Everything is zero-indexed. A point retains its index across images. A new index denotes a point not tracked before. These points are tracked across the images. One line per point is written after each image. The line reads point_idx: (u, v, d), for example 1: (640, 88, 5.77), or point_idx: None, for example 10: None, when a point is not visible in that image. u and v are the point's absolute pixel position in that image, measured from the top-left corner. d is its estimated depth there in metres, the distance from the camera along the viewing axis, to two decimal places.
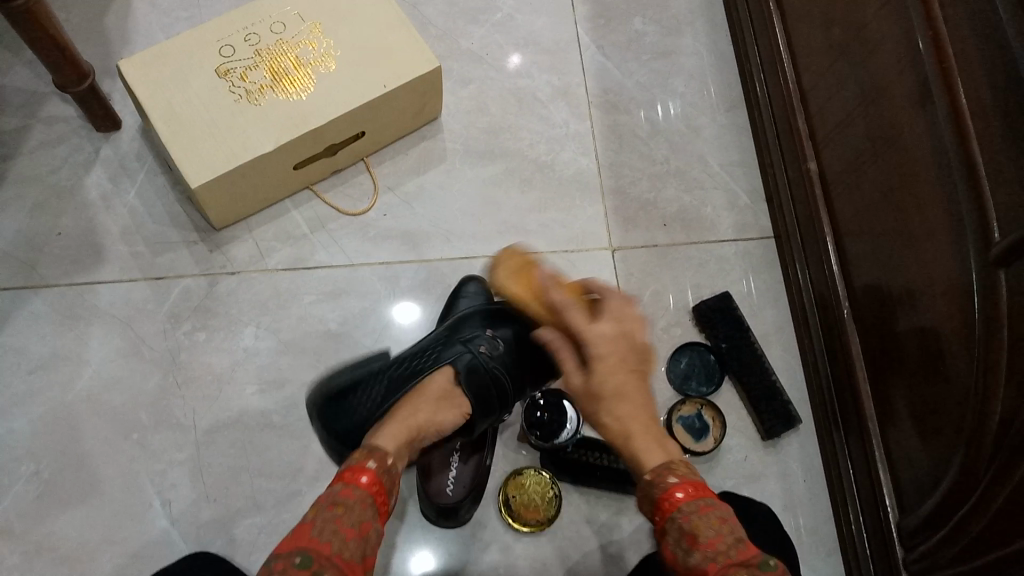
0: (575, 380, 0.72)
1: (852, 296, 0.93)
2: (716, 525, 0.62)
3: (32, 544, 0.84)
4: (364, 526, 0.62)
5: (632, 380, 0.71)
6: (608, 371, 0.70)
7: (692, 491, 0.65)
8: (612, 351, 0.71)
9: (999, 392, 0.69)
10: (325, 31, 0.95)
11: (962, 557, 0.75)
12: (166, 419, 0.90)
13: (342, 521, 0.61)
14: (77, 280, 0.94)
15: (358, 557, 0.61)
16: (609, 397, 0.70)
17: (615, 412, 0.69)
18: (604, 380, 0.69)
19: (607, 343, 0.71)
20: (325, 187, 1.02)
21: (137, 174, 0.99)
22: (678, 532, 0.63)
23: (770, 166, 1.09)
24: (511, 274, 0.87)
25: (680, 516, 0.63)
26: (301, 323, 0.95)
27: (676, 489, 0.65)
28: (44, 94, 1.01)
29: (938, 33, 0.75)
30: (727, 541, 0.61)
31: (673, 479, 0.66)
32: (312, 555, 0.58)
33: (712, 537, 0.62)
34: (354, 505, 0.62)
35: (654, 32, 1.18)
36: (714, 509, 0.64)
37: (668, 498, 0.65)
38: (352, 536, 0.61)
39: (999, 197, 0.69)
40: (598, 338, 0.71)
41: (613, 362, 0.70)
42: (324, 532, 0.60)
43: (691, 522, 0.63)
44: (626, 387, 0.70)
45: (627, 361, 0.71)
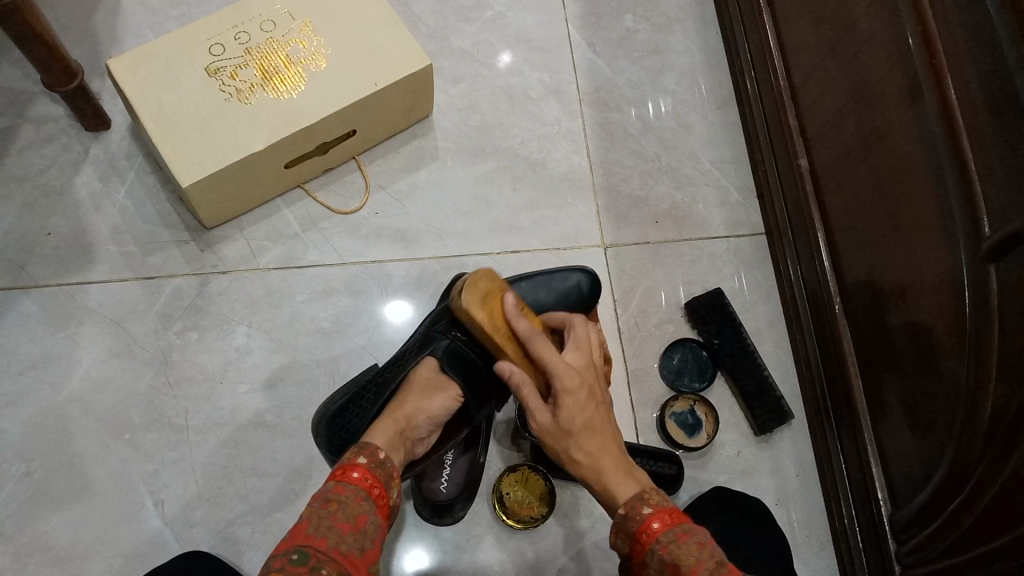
0: (543, 418, 0.66)
1: (843, 292, 0.93)
2: (696, 551, 0.59)
3: (23, 546, 0.83)
4: (362, 519, 0.61)
5: (598, 413, 0.67)
6: (575, 404, 0.66)
7: (668, 519, 0.61)
8: (580, 385, 0.66)
9: (991, 385, 0.70)
10: (316, 29, 0.94)
11: (954, 549, 0.76)
12: (159, 420, 0.89)
13: (337, 516, 0.60)
14: (67, 280, 0.93)
15: (358, 551, 0.60)
16: (579, 431, 0.66)
17: (586, 447, 0.66)
18: (575, 415, 0.65)
19: (573, 375, 0.66)
20: (317, 185, 1.01)
21: (127, 174, 0.98)
22: (660, 565, 0.59)
23: (761, 162, 1.10)
24: (474, 299, 0.73)
25: (659, 547, 0.60)
26: (294, 322, 0.95)
27: (652, 519, 0.61)
28: (32, 93, 1.00)
29: (927, 30, 0.76)
30: (709, 566, 0.58)
31: (648, 509, 0.62)
32: (309, 551, 0.57)
33: (692, 563, 0.58)
34: (349, 500, 0.62)
35: (644, 29, 1.19)
36: (691, 535, 0.60)
37: (645, 530, 0.61)
38: (349, 531, 0.60)
39: (989, 192, 0.70)
40: (565, 369, 0.67)
41: (580, 395, 0.66)
42: (320, 528, 0.59)
43: (670, 552, 0.59)
44: (595, 420, 0.67)
45: (594, 393, 0.67)
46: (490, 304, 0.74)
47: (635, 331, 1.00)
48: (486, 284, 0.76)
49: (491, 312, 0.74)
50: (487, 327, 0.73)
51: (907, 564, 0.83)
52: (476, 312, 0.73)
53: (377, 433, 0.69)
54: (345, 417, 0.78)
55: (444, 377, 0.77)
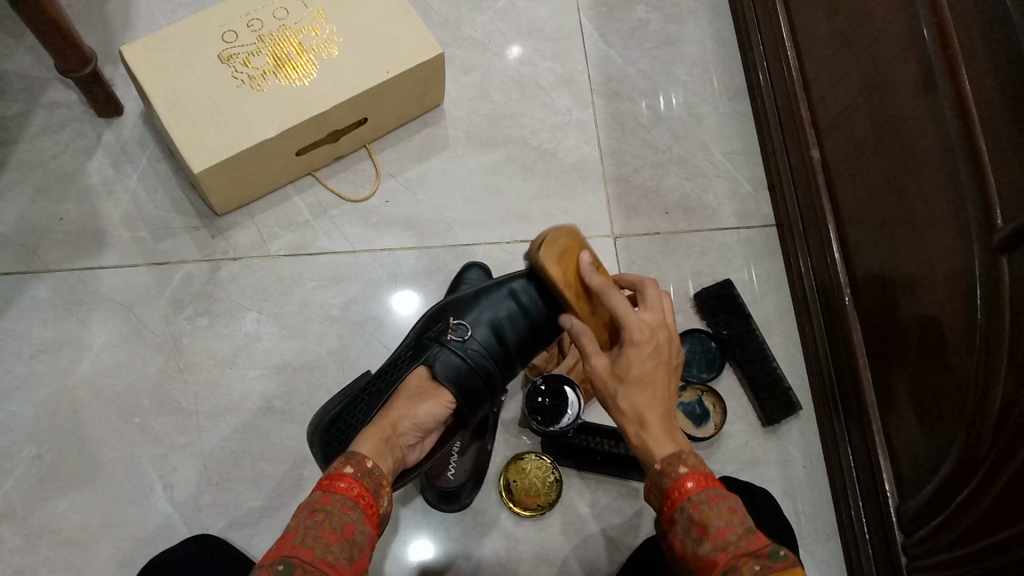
0: (600, 361, 0.68)
1: (853, 285, 0.93)
2: (726, 517, 0.57)
3: (35, 526, 0.84)
4: (349, 528, 0.60)
5: (661, 371, 0.66)
6: (638, 354, 0.65)
7: (703, 481, 0.60)
8: (648, 339, 0.66)
9: (1000, 378, 0.70)
10: (329, 17, 0.94)
11: (960, 542, 0.76)
12: (169, 404, 0.90)
13: (324, 526, 0.59)
14: (79, 265, 0.94)
15: (345, 561, 0.59)
16: (632, 380, 0.65)
17: (635, 395, 0.64)
18: (634, 364, 0.65)
19: (641, 326, 0.67)
20: (327, 173, 1.02)
21: (139, 160, 0.99)
22: (687, 522, 0.58)
23: (772, 154, 1.09)
24: (551, 254, 0.74)
25: (689, 505, 0.58)
26: (303, 309, 0.95)
27: (686, 479, 0.59)
28: (47, 79, 1.01)
29: (943, 20, 0.75)
30: (737, 531, 0.56)
31: (683, 468, 0.60)
32: (294, 563, 0.56)
33: (722, 527, 0.57)
34: (336, 509, 0.61)
35: (656, 19, 1.18)
36: (724, 501, 0.59)
37: (677, 488, 0.59)
38: (335, 541, 0.59)
39: (1003, 184, 0.69)
40: (638, 320, 0.67)
41: (646, 350, 0.66)
42: (305, 538, 0.58)
43: (700, 512, 0.58)
44: (655, 376, 0.65)
45: (662, 352, 0.66)
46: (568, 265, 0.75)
47: None
48: (564, 242, 0.76)
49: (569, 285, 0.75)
50: (560, 283, 0.74)
51: (913, 556, 0.82)
52: (552, 270, 0.74)
53: (363, 440, 0.69)
54: (335, 419, 0.79)
55: (436, 385, 0.78)
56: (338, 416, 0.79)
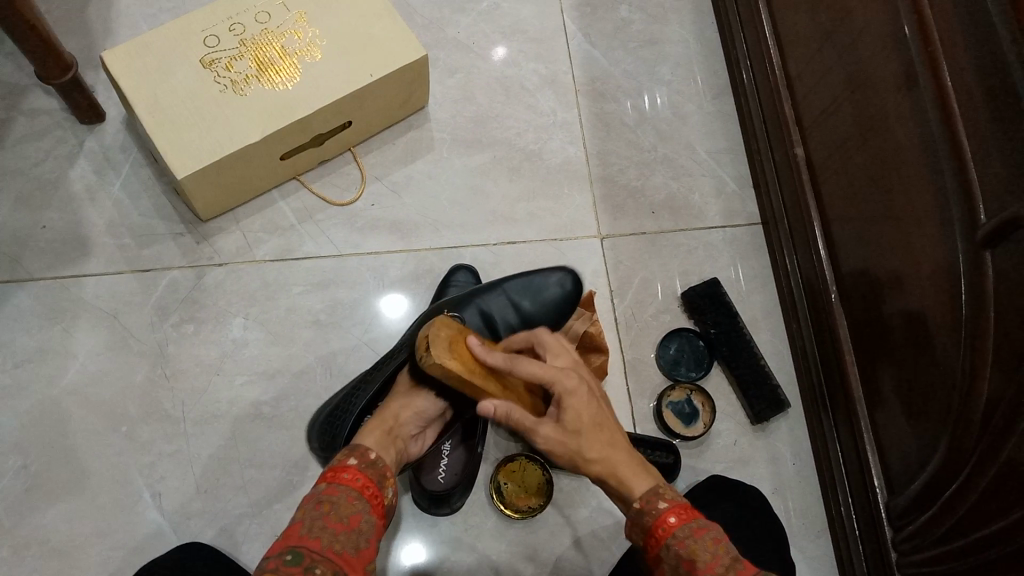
0: (545, 428, 0.64)
1: (839, 281, 0.94)
2: (712, 547, 0.58)
3: (21, 539, 0.83)
4: (355, 518, 0.60)
5: (602, 411, 0.65)
6: (577, 404, 0.63)
7: (683, 513, 0.60)
8: (579, 384, 0.64)
9: (987, 372, 0.70)
10: (311, 20, 0.94)
11: (949, 536, 0.77)
12: (155, 412, 0.89)
13: (330, 517, 0.59)
14: (62, 273, 0.93)
15: (352, 550, 0.58)
16: (587, 433, 0.63)
17: (595, 445, 0.63)
18: (580, 415, 0.63)
19: (563, 377, 0.64)
20: (312, 177, 1.01)
21: (122, 166, 0.98)
22: (675, 560, 0.58)
23: (757, 153, 1.10)
24: (442, 348, 0.66)
25: (675, 542, 0.59)
26: (290, 314, 0.95)
27: (669, 514, 0.60)
28: (26, 86, 1.00)
29: (924, 17, 0.76)
30: (724, 563, 0.57)
31: (663, 504, 0.60)
32: (302, 551, 0.56)
33: (708, 560, 0.57)
34: (341, 499, 0.60)
35: (640, 20, 1.18)
36: (707, 531, 0.59)
37: (661, 525, 0.60)
38: (342, 530, 0.58)
39: (986, 180, 0.70)
40: (557, 373, 0.64)
41: (582, 398, 0.64)
42: (312, 529, 0.58)
43: (686, 547, 0.58)
44: (601, 417, 0.64)
45: (594, 393, 0.65)
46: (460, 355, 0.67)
47: (632, 322, 1.00)
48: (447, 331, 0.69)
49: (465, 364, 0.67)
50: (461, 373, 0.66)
51: (903, 550, 0.83)
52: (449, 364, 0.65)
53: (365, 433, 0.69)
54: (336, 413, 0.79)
55: None
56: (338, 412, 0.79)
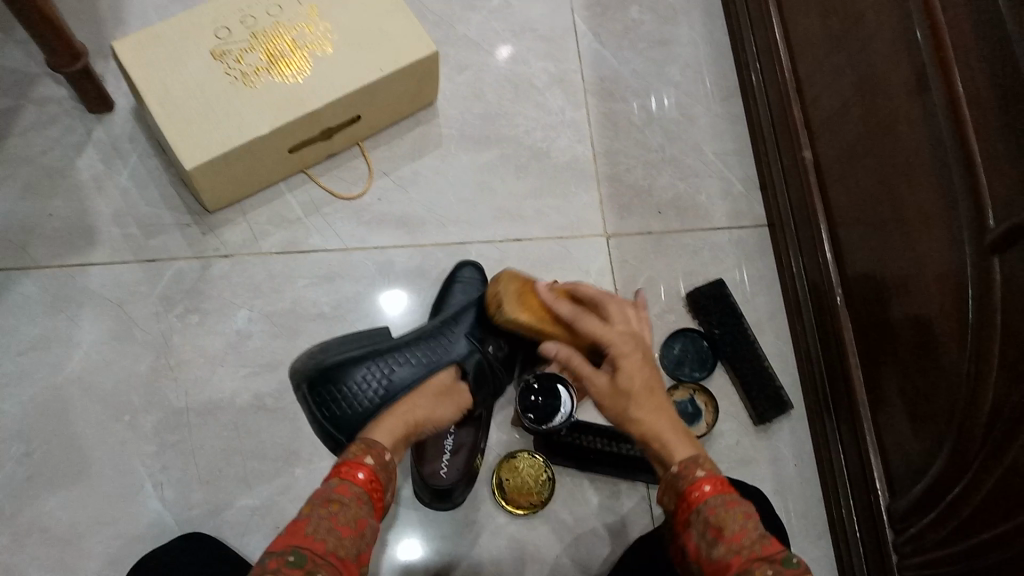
0: (598, 382, 0.67)
1: (845, 284, 0.94)
2: (742, 520, 0.57)
3: (22, 525, 0.83)
4: (361, 523, 0.60)
5: (654, 376, 0.67)
6: (631, 366, 0.67)
7: (720, 485, 0.60)
8: (632, 348, 0.68)
9: (992, 377, 0.70)
10: (322, 14, 0.94)
11: (949, 540, 0.77)
12: (159, 402, 0.89)
13: (338, 518, 0.58)
14: (68, 261, 0.93)
15: (354, 557, 0.57)
16: (638, 391, 0.66)
17: (644, 407, 0.65)
18: (631, 377, 0.66)
19: (621, 341, 0.68)
20: (320, 170, 1.01)
21: (130, 156, 0.98)
22: (703, 525, 0.58)
23: (765, 155, 1.10)
24: (512, 302, 0.76)
25: (706, 508, 0.58)
26: (295, 307, 0.95)
27: (704, 481, 0.60)
28: (36, 74, 1.00)
29: (936, 22, 0.75)
30: (751, 536, 0.56)
31: (700, 471, 0.61)
32: (306, 553, 0.54)
33: (736, 530, 0.56)
34: (351, 502, 0.60)
35: (650, 20, 1.18)
36: (739, 504, 0.59)
37: (695, 489, 0.60)
38: (348, 534, 0.58)
39: (995, 186, 0.70)
40: (617, 335, 0.68)
41: (636, 360, 0.67)
42: (317, 529, 0.57)
43: (717, 514, 0.58)
44: (652, 382, 0.67)
45: (649, 357, 0.68)
46: (530, 306, 0.77)
47: None
48: (515, 285, 0.78)
49: (535, 312, 0.76)
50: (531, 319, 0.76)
51: (904, 553, 0.83)
52: (519, 317, 0.75)
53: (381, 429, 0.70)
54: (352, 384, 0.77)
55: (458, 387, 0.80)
56: (353, 385, 0.77)
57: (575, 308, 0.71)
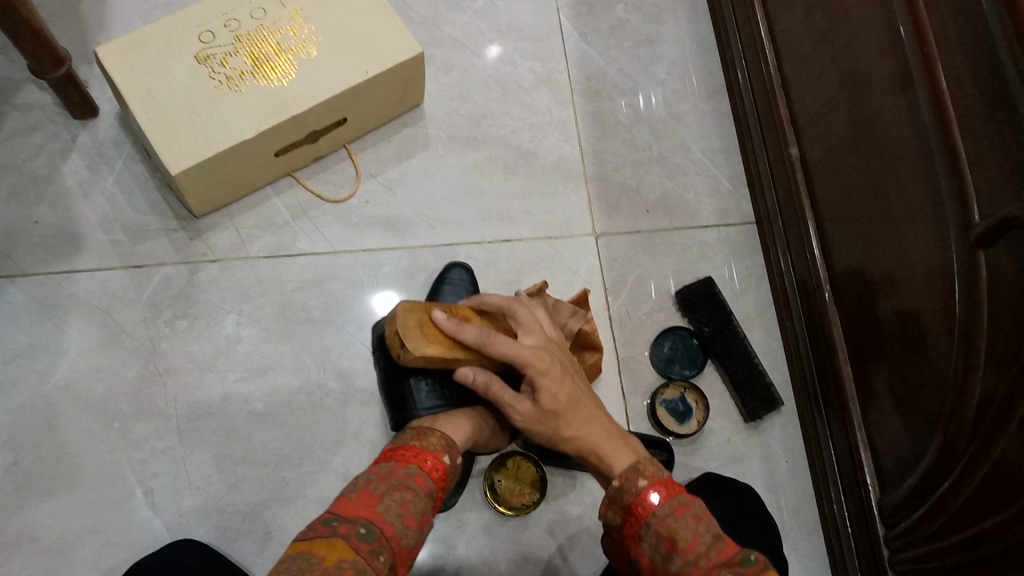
0: (525, 408, 0.69)
1: (833, 280, 0.94)
2: (692, 525, 0.59)
3: (12, 535, 0.83)
4: (424, 518, 0.62)
5: (574, 388, 0.70)
6: (551, 384, 0.68)
7: (664, 492, 0.62)
8: (549, 364, 0.69)
9: (980, 371, 0.71)
10: (307, 17, 0.94)
11: (939, 536, 0.77)
12: (148, 408, 0.89)
13: (409, 508, 0.60)
14: (54, 268, 0.92)
15: (410, 547, 0.60)
16: (564, 410, 0.69)
17: (575, 422, 0.69)
18: (556, 394, 0.68)
19: (537, 357, 0.69)
20: (307, 173, 1.01)
21: (115, 162, 0.98)
22: (655, 538, 0.59)
23: (752, 152, 1.10)
24: (420, 339, 0.72)
25: (653, 521, 0.60)
26: (284, 310, 0.95)
27: (647, 492, 0.62)
28: (18, 80, 0.99)
29: (919, 17, 0.76)
30: (704, 541, 0.58)
31: (643, 481, 0.63)
32: (376, 531, 0.57)
33: (689, 540, 0.58)
34: (422, 496, 0.63)
35: (636, 18, 1.19)
36: (688, 508, 0.61)
37: (640, 503, 0.61)
38: (412, 526, 0.60)
39: (980, 180, 0.70)
40: (530, 353, 0.69)
41: (556, 375, 0.69)
42: (391, 514, 0.59)
43: (667, 527, 0.59)
44: (573, 395, 0.70)
45: (565, 368, 0.71)
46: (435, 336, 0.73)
47: (626, 320, 1.01)
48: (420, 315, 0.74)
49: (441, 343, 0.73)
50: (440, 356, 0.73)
51: (895, 548, 0.83)
52: (431, 351, 0.72)
53: (455, 428, 0.75)
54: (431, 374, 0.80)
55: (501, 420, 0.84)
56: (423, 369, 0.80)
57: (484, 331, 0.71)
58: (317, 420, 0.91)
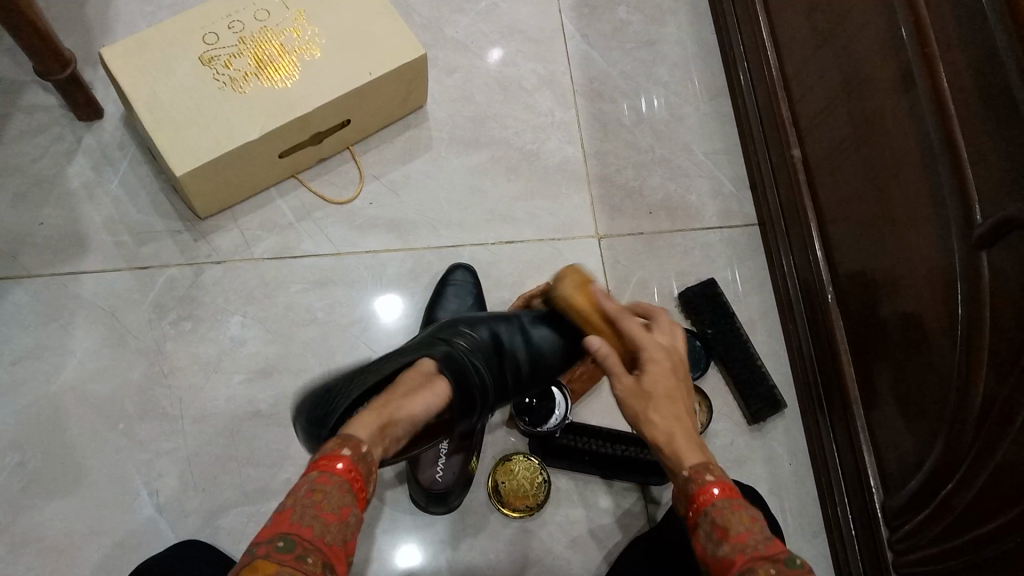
0: (625, 381, 0.66)
1: (836, 282, 0.94)
2: (747, 523, 0.56)
3: (18, 536, 0.83)
4: (346, 511, 0.54)
5: (680, 387, 0.66)
6: (658, 373, 0.66)
7: (727, 490, 0.59)
8: (662, 357, 0.67)
9: (982, 372, 0.71)
10: (310, 19, 0.94)
11: (943, 536, 0.77)
12: (153, 409, 0.89)
13: (322, 506, 0.53)
14: (59, 270, 0.92)
15: (340, 542, 0.53)
16: (659, 397, 0.65)
17: (664, 410, 0.64)
18: (658, 380, 0.65)
19: (654, 351, 0.67)
20: (311, 176, 1.01)
21: (120, 163, 0.98)
22: (710, 525, 0.57)
23: (754, 154, 1.10)
24: (570, 283, 0.76)
25: (712, 510, 0.58)
26: (288, 312, 0.95)
27: (712, 485, 0.59)
28: (23, 82, 0.99)
29: (920, 20, 0.76)
30: (756, 537, 0.55)
31: (710, 476, 0.60)
32: (294, 539, 0.51)
33: (740, 531, 0.56)
34: (336, 488, 0.55)
35: (638, 21, 1.19)
36: (745, 509, 0.58)
37: (703, 493, 0.59)
38: (333, 521, 0.53)
39: (982, 182, 0.70)
40: (651, 344, 0.68)
41: (664, 368, 0.66)
42: (305, 516, 0.52)
43: (723, 516, 0.57)
44: (676, 391, 0.66)
45: (678, 371, 0.67)
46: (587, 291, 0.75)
47: None
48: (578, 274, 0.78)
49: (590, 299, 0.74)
50: (581, 309, 0.74)
51: (899, 549, 0.84)
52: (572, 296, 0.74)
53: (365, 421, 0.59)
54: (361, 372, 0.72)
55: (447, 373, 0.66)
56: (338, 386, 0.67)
57: (623, 309, 0.71)
58: None
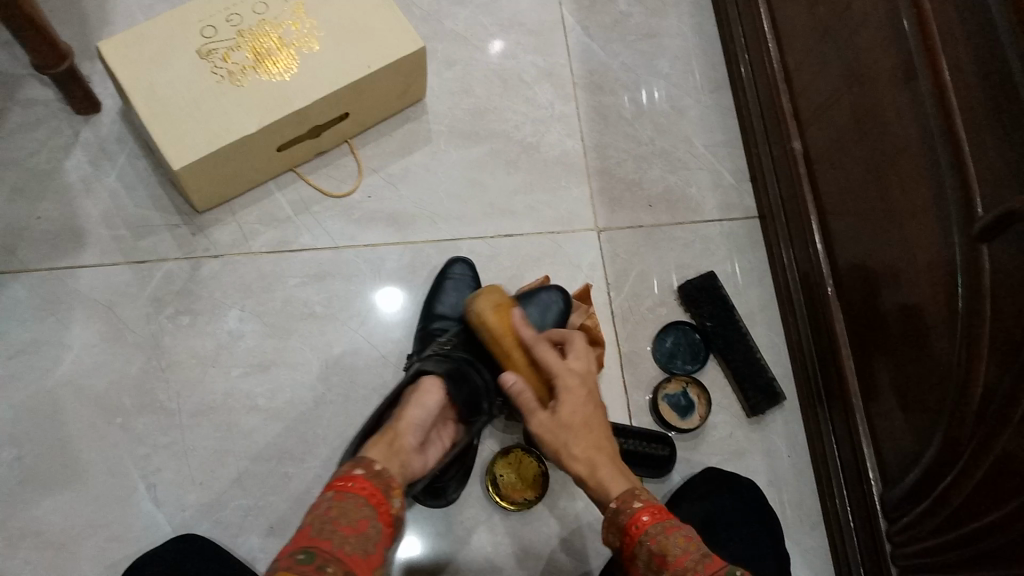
0: (541, 416, 0.69)
1: (835, 274, 0.94)
2: (683, 543, 0.59)
3: (17, 529, 0.83)
4: (364, 523, 0.57)
5: (597, 415, 0.70)
6: (575, 402, 0.69)
7: (658, 513, 0.62)
8: (576, 385, 0.70)
9: (983, 364, 0.70)
10: (309, 12, 0.93)
11: (942, 530, 0.77)
12: (151, 403, 0.89)
13: (339, 520, 0.56)
14: (57, 264, 0.92)
15: (361, 553, 0.56)
16: (576, 429, 0.68)
17: (583, 443, 0.68)
18: (575, 411, 0.69)
19: (568, 376, 0.71)
20: (309, 169, 1.01)
21: (118, 157, 0.98)
22: (648, 555, 0.60)
23: (754, 146, 1.10)
24: (488, 308, 0.79)
25: (647, 538, 0.61)
26: (286, 306, 0.95)
27: (641, 513, 0.62)
28: (21, 76, 0.99)
29: (923, 9, 0.75)
30: (693, 557, 0.58)
31: (638, 504, 0.63)
32: (314, 551, 0.53)
33: (679, 554, 0.59)
34: (351, 502, 0.57)
35: (639, 12, 1.18)
36: (679, 529, 0.61)
37: (634, 523, 0.62)
38: (352, 533, 0.56)
39: (983, 173, 0.70)
40: (564, 371, 0.71)
41: (578, 395, 0.70)
42: (324, 530, 0.55)
43: (658, 543, 0.60)
44: (593, 419, 0.70)
45: (592, 397, 0.71)
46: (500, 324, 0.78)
47: (628, 315, 1.00)
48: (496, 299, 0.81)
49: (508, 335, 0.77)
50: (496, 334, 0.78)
51: (897, 543, 0.83)
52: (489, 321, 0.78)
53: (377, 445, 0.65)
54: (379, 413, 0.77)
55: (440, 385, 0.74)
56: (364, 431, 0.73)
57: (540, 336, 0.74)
58: (319, 415, 0.91)
